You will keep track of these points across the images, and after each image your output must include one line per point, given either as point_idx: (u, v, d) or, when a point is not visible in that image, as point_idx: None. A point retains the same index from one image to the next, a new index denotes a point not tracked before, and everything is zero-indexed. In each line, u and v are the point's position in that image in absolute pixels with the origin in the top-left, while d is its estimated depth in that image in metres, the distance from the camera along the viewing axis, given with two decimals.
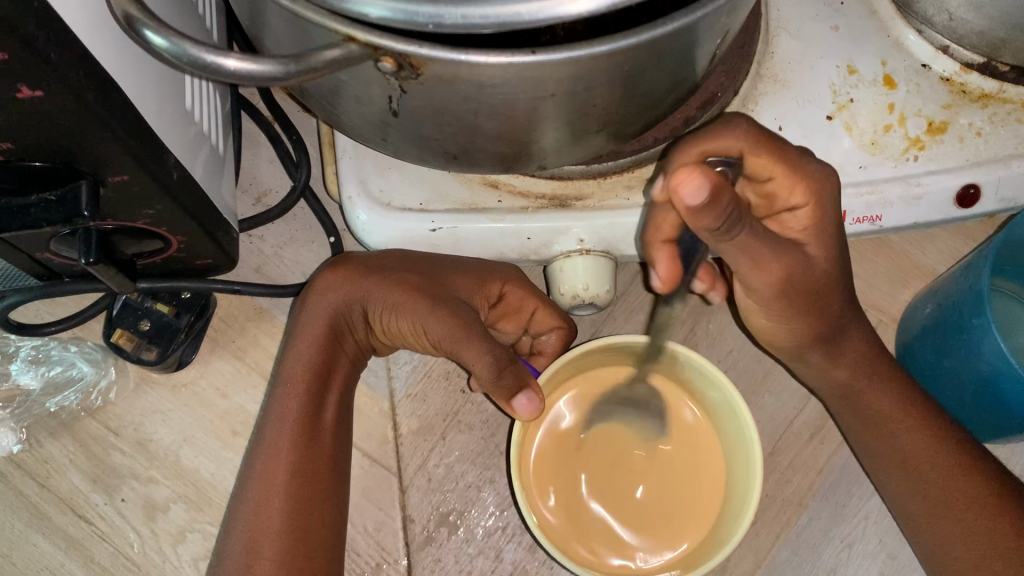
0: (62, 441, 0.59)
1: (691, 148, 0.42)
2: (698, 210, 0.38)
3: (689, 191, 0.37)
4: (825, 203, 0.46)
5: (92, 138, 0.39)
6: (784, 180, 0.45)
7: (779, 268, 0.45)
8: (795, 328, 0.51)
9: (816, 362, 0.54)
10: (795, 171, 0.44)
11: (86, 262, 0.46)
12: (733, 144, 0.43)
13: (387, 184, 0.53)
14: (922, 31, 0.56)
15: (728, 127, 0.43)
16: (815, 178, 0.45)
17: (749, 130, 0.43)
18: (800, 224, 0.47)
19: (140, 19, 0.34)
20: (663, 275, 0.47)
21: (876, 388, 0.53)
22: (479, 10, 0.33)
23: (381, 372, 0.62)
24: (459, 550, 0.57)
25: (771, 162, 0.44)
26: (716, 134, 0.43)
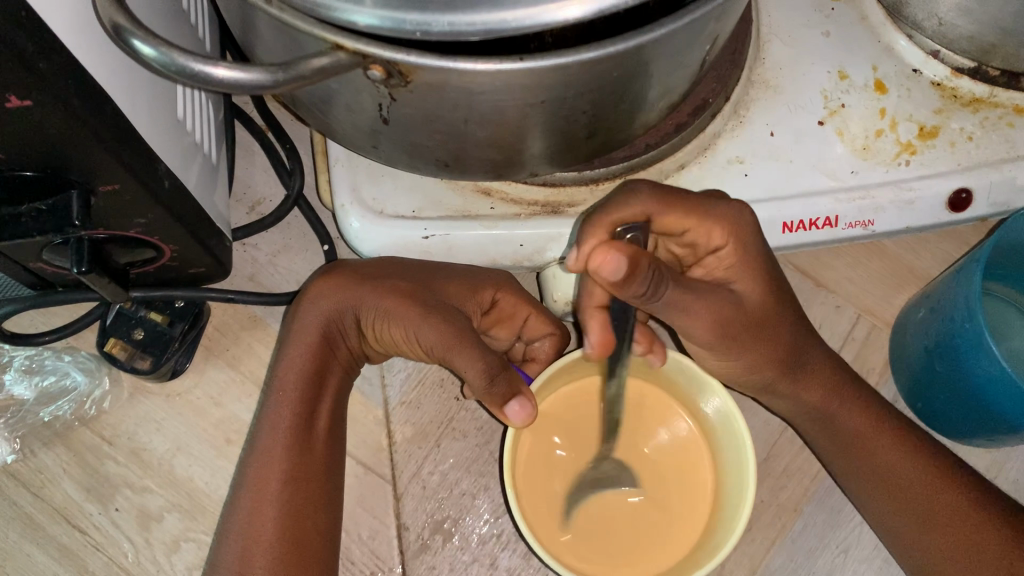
0: (56, 450, 0.59)
1: (601, 221, 0.45)
2: (619, 283, 0.41)
3: (609, 270, 0.41)
4: (746, 243, 0.48)
5: (82, 147, 0.39)
6: (698, 228, 0.47)
7: (712, 311, 0.47)
8: (743, 364, 0.52)
9: (787, 391, 0.53)
10: (706, 215, 0.46)
11: (78, 272, 0.46)
12: (640, 208, 0.45)
13: (380, 193, 0.53)
14: (913, 36, 0.56)
15: (632, 196, 0.46)
16: (729, 217, 0.47)
17: (653, 193, 0.46)
18: (722, 265, 0.49)
19: (128, 29, 0.34)
20: (597, 338, 0.50)
21: (849, 408, 0.54)
22: (466, 17, 0.33)
23: (375, 380, 0.62)
24: (454, 558, 0.57)
25: (683, 215, 0.46)
26: (623, 201, 0.45)
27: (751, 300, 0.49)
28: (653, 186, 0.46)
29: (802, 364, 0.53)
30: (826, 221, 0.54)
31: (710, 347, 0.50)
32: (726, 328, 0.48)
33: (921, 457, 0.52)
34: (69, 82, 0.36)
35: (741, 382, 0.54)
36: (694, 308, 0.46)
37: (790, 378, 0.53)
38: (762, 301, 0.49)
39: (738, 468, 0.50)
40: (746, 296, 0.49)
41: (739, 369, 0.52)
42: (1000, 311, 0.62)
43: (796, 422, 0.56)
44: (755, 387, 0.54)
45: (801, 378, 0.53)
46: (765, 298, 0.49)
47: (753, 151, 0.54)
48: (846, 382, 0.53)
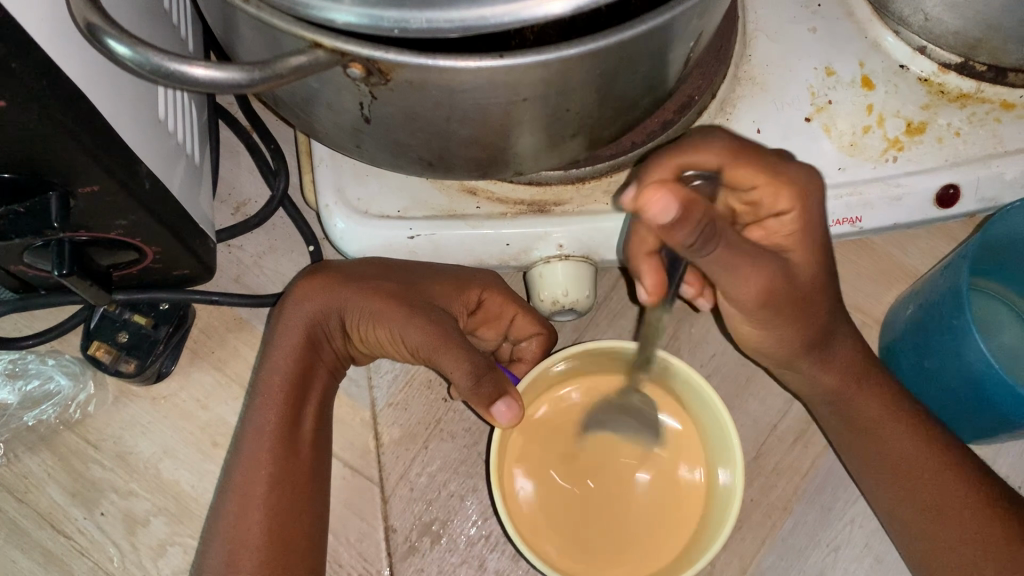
0: (41, 455, 0.58)
1: (670, 160, 0.44)
2: (668, 229, 0.38)
3: (660, 212, 0.37)
4: (812, 208, 0.45)
5: (58, 149, 0.38)
6: (768, 188, 0.45)
7: (761, 277, 0.45)
8: (779, 335, 0.50)
9: (806, 371, 0.53)
10: (775, 175, 0.44)
11: (59, 275, 0.45)
12: (713, 157, 0.44)
13: (365, 193, 0.52)
14: (899, 32, 0.56)
15: (710, 139, 0.44)
16: (802, 183, 0.44)
17: (729, 145, 0.44)
18: (783, 230, 0.46)
19: (102, 28, 0.33)
20: (649, 288, 0.47)
21: (866, 392, 0.53)
22: (444, 14, 0.33)
23: (362, 381, 0.61)
24: (443, 560, 0.57)
25: (755, 171, 0.44)
26: (699, 145, 0.44)
27: (801, 272, 0.47)
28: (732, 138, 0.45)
29: (827, 346, 0.52)
30: None
31: (750, 315, 0.49)
32: (770, 297, 0.46)
33: (935, 445, 0.52)
34: (43, 82, 0.35)
35: (769, 359, 0.54)
36: (748, 272, 0.44)
37: (813, 360, 0.52)
38: (810, 276, 0.47)
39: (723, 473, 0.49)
40: (798, 267, 0.47)
41: (772, 344, 0.52)
42: (988, 307, 0.62)
43: (811, 404, 0.56)
44: (778, 362, 0.54)
45: (824, 359, 0.52)
46: (811, 269, 0.47)
47: None
48: (839, 383, 0.53)
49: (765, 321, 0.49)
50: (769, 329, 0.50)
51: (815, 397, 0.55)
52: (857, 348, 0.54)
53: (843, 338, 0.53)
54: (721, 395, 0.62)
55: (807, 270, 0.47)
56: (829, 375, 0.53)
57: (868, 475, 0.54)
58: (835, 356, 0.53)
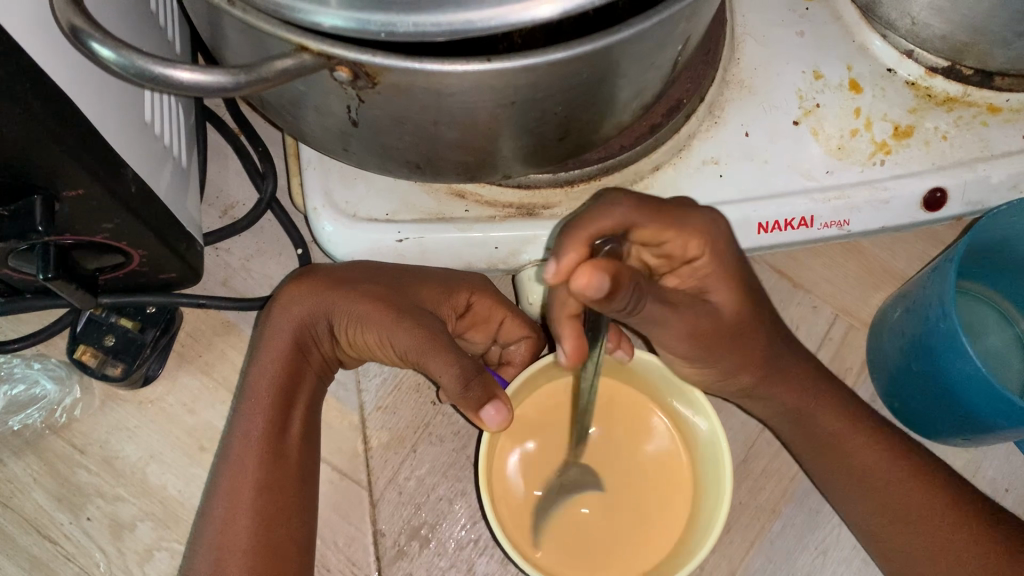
0: (26, 460, 0.58)
1: (580, 231, 0.40)
2: (603, 303, 0.37)
3: (594, 291, 0.36)
4: (721, 249, 0.46)
5: (45, 149, 0.38)
6: (677, 239, 0.45)
7: (689, 321, 0.46)
8: (725, 366, 0.51)
9: (762, 394, 0.54)
10: (678, 228, 0.44)
11: (44, 278, 0.45)
12: (618, 218, 0.41)
13: (353, 196, 0.52)
14: (887, 36, 0.56)
15: (612, 205, 0.41)
16: (706, 228, 0.45)
17: (634, 204, 0.42)
18: (697, 274, 0.47)
19: (86, 31, 0.33)
20: (570, 351, 0.46)
21: (826, 409, 0.53)
22: (431, 18, 0.33)
23: (350, 385, 0.61)
24: (431, 564, 0.57)
25: (658, 227, 0.43)
26: (601, 213, 0.41)
27: (727, 311, 0.47)
28: (632, 199, 0.42)
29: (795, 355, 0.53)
30: (802, 221, 0.54)
31: (686, 355, 0.49)
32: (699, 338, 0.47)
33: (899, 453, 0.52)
34: (28, 85, 0.35)
35: (720, 388, 0.54)
36: (671, 320, 0.45)
37: (767, 381, 0.53)
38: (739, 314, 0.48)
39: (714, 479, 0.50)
40: (722, 307, 0.47)
41: (717, 376, 0.52)
42: (975, 310, 0.63)
43: (775, 427, 0.57)
44: (738, 390, 0.54)
45: (778, 378, 0.53)
46: (741, 307, 0.48)
47: (728, 151, 0.53)
48: (805, 395, 0.54)
49: (699, 357, 0.50)
50: (713, 363, 0.50)
51: (772, 413, 0.55)
52: (814, 366, 0.54)
53: (798, 361, 0.54)
54: (709, 397, 0.62)
55: (737, 312, 0.48)
56: (786, 392, 0.53)
57: (834, 487, 0.54)
58: (792, 373, 0.53)
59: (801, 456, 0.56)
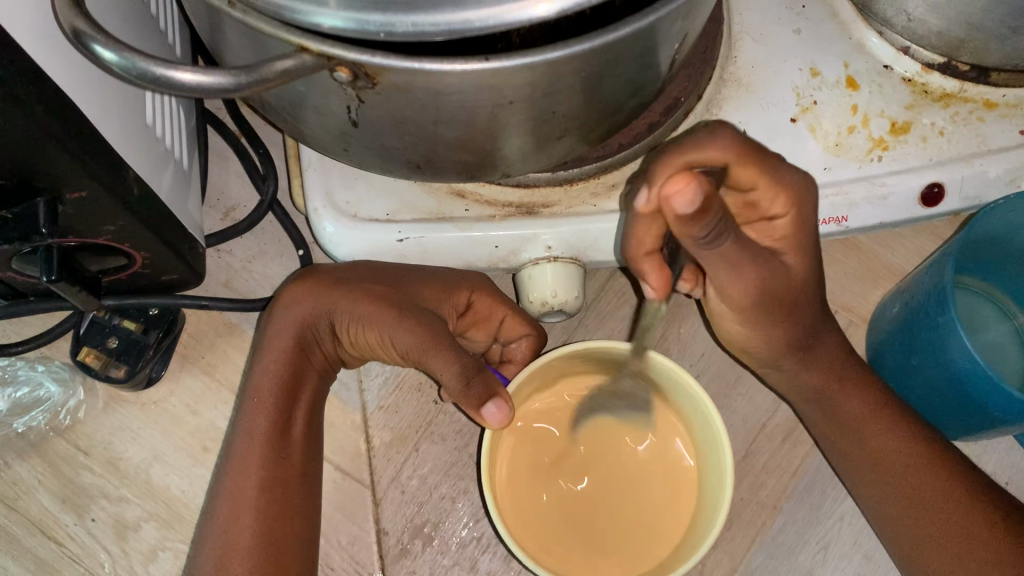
0: (31, 462, 0.58)
1: (676, 159, 0.40)
2: (689, 217, 0.37)
3: (684, 201, 0.37)
4: (805, 212, 0.45)
5: (44, 152, 0.38)
6: (766, 192, 0.44)
7: (757, 275, 0.46)
8: (771, 334, 0.52)
9: (791, 368, 0.54)
10: (778, 179, 0.43)
11: (47, 280, 0.45)
12: (717, 153, 0.40)
13: (354, 196, 0.52)
14: (883, 33, 0.56)
15: (714, 137, 0.40)
16: (799, 190, 0.44)
17: (736, 140, 0.41)
18: (779, 232, 0.47)
19: (88, 34, 0.33)
20: (656, 286, 0.48)
21: (848, 389, 0.54)
22: (429, 18, 0.33)
23: (353, 384, 0.61)
24: (434, 562, 0.57)
25: (757, 171, 0.42)
26: (701, 144, 0.40)
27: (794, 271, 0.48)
28: (735, 133, 0.41)
29: (812, 344, 0.53)
30: None
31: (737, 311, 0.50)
32: (765, 294, 0.48)
33: (917, 439, 0.53)
34: (27, 89, 0.36)
35: (756, 357, 0.55)
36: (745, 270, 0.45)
37: (794, 359, 0.53)
38: (800, 273, 0.49)
39: (717, 490, 0.50)
40: (790, 267, 0.48)
41: (763, 345, 0.53)
42: (973, 304, 0.63)
43: (795, 404, 0.57)
44: (764, 362, 0.55)
45: (806, 359, 0.53)
46: (805, 272, 0.49)
47: None
48: (823, 380, 0.54)
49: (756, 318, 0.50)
50: (758, 329, 0.51)
51: (799, 394, 0.56)
52: (841, 345, 0.55)
53: (829, 340, 0.54)
54: (710, 394, 0.62)
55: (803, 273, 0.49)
56: (812, 372, 0.54)
57: (852, 472, 0.55)
58: (817, 357, 0.54)
59: (823, 438, 0.56)
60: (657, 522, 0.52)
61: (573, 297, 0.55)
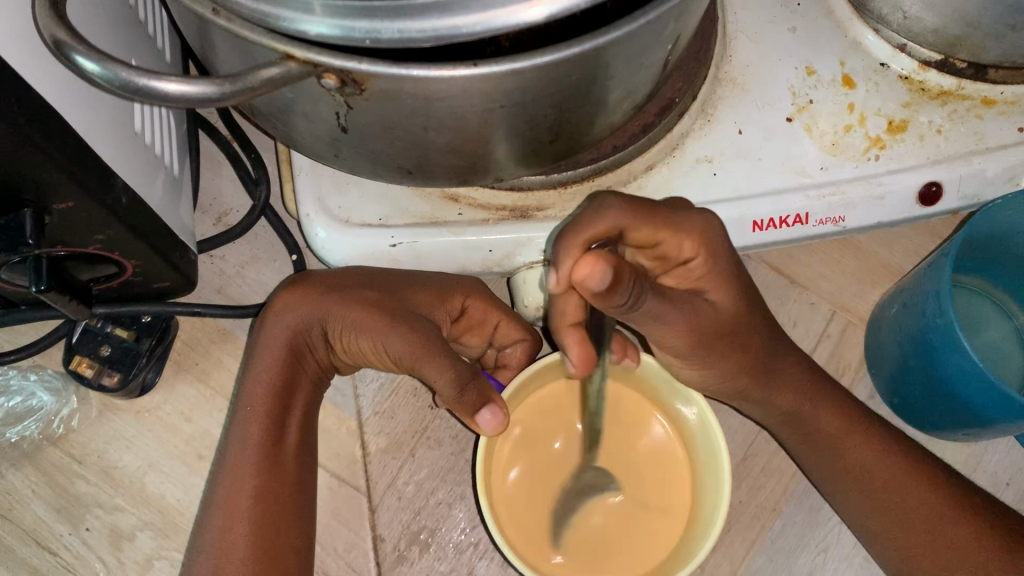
0: (24, 472, 0.58)
1: (574, 238, 0.42)
2: (605, 295, 0.38)
3: (596, 282, 0.37)
4: (716, 247, 0.46)
5: (30, 163, 0.38)
6: (671, 240, 0.44)
7: (686, 322, 0.46)
8: (717, 370, 0.51)
9: (758, 396, 0.53)
10: (676, 227, 0.44)
11: (36, 290, 0.45)
12: (612, 223, 0.41)
13: (346, 201, 0.52)
14: (879, 30, 0.55)
15: (603, 208, 0.42)
16: (699, 226, 0.45)
17: (626, 204, 0.42)
18: (694, 274, 0.47)
19: (69, 44, 0.33)
20: (579, 362, 0.48)
21: (820, 410, 0.53)
22: (416, 24, 0.33)
23: (347, 390, 0.61)
24: (431, 568, 0.57)
25: (651, 228, 0.43)
26: (596, 217, 0.42)
27: (723, 308, 0.48)
28: (623, 199, 0.43)
29: (771, 372, 0.52)
30: (796, 218, 0.54)
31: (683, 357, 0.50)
32: (699, 336, 0.47)
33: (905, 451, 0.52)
34: (11, 99, 0.35)
35: (717, 390, 0.54)
36: (671, 318, 0.45)
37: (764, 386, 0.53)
38: (734, 312, 0.48)
39: (714, 494, 0.49)
40: (721, 305, 0.48)
41: (716, 378, 0.52)
42: (973, 303, 0.63)
43: (772, 428, 0.56)
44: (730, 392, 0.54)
45: (769, 388, 0.53)
46: (737, 309, 0.48)
47: (721, 149, 0.53)
48: (794, 402, 0.53)
49: (702, 360, 0.50)
50: (709, 366, 0.51)
51: (770, 418, 0.55)
52: (803, 368, 0.54)
53: (797, 364, 0.54)
54: (707, 397, 0.62)
55: (733, 306, 0.48)
56: (782, 396, 0.53)
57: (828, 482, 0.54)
58: (784, 380, 0.53)
59: (799, 455, 0.55)
60: (654, 528, 0.52)
61: None
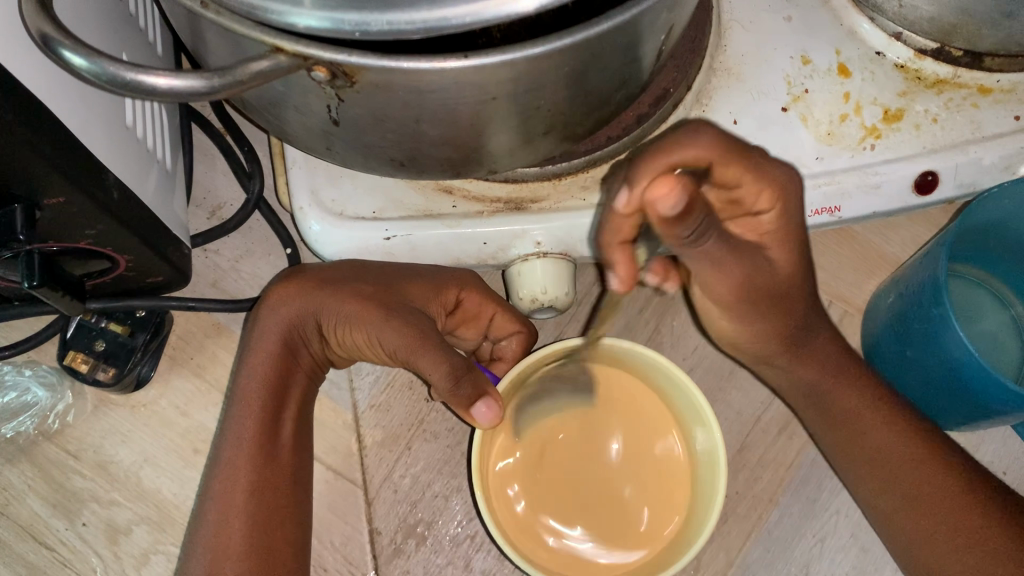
0: (20, 467, 0.57)
1: (657, 160, 0.38)
2: (674, 220, 0.37)
3: (666, 207, 0.36)
4: (789, 206, 0.44)
5: (18, 159, 0.38)
6: (751, 185, 0.42)
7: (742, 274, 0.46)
8: (758, 331, 0.52)
9: (781, 364, 0.54)
10: (759, 175, 0.42)
11: (29, 286, 0.45)
12: (703, 149, 0.39)
13: (339, 194, 0.52)
14: (875, 19, 0.55)
15: (695, 136, 0.39)
16: (780, 182, 0.43)
17: (720, 141, 0.40)
18: (762, 229, 0.46)
19: (56, 39, 0.33)
20: (621, 277, 0.44)
21: (844, 386, 0.53)
22: (405, 16, 0.32)
23: (343, 384, 0.61)
24: (428, 561, 0.57)
25: (740, 168, 0.41)
26: (679, 144, 0.39)
27: (782, 267, 0.48)
28: (717, 131, 0.40)
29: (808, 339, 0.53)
30: None
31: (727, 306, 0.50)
32: (751, 291, 0.48)
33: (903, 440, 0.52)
34: None
35: (748, 352, 0.55)
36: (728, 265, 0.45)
37: (789, 356, 0.53)
38: (791, 269, 0.48)
39: (710, 483, 0.49)
40: (778, 261, 0.47)
41: (749, 337, 0.53)
42: (969, 292, 0.63)
43: (791, 399, 0.57)
44: (756, 358, 0.55)
45: (805, 355, 0.53)
46: (794, 268, 0.48)
47: None
48: (819, 376, 0.54)
49: (744, 313, 0.50)
50: (750, 323, 0.51)
51: (794, 390, 0.56)
52: (835, 344, 0.54)
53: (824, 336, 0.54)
54: (703, 389, 0.62)
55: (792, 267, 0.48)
56: (809, 368, 0.54)
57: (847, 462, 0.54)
58: (813, 350, 0.53)
59: (822, 439, 0.56)
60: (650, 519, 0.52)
61: (563, 293, 0.55)
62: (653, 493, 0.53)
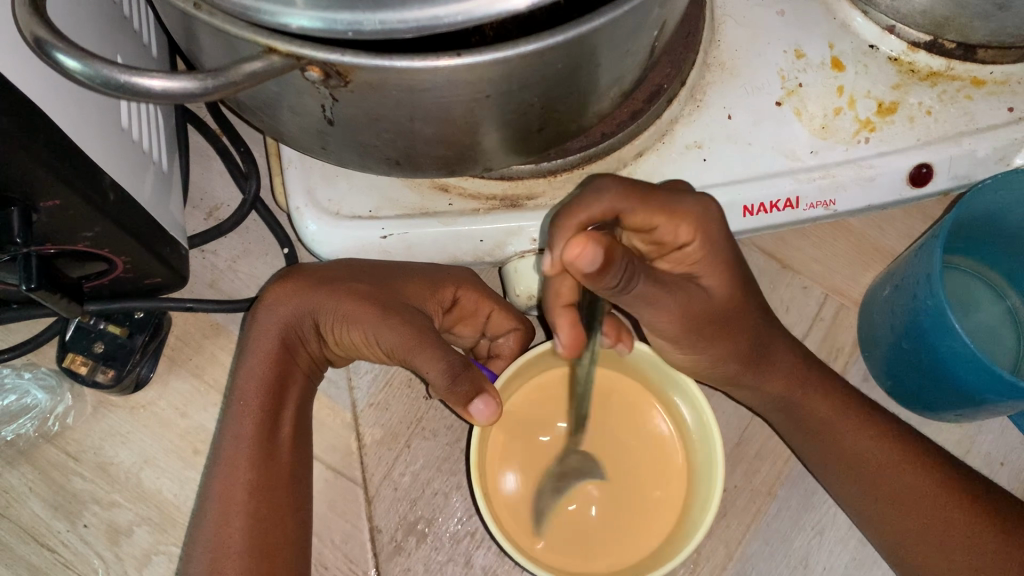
0: (21, 470, 0.58)
1: (569, 222, 0.42)
2: (594, 276, 0.38)
3: (585, 264, 0.37)
4: (712, 236, 0.46)
5: (16, 164, 0.38)
6: (668, 225, 0.44)
7: (678, 305, 0.46)
8: (711, 351, 0.51)
9: (749, 381, 0.54)
10: (673, 213, 0.44)
11: (26, 288, 0.45)
12: (607, 205, 0.42)
13: (336, 194, 0.52)
14: (867, 12, 0.55)
15: (601, 189, 0.42)
16: (695, 215, 0.45)
17: (621, 188, 0.43)
18: (690, 260, 0.47)
19: (50, 42, 0.33)
20: (569, 340, 0.48)
21: (810, 397, 0.54)
22: (398, 15, 0.33)
23: (342, 383, 0.61)
24: (429, 558, 0.57)
25: (648, 212, 0.43)
26: (591, 199, 0.42)
27: (718, 294, 0.48)
28: (618, 180, 0.43)
29: (764, 353, 0.53)
30: (786, 203, 0.54)
31: (673, 339, 0.50)
32: (691, 319, 0.48)
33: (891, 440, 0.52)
34: None
35: (708, 373, 0.55)
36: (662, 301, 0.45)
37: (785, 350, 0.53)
38: (726, 297, 0.48)
39: (709, 475, 0.49)
40: (714, 291, 0.48)
41: (704, 363, 0.52)
42: (965, 284, 0.63)
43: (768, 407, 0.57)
44: (724, 378, 0.55)
45: (767, 366, 0.53)
46: (730, 293, 0.48)
47: (710, 134, 0.53)
48: (785, 388, 0.54)
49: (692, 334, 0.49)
50: (704, 344, 0.51)
51: (763, 406, 0.56)
52: (796, 352, 0.54)
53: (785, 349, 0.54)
54: (700, 384, 0.62)
55: (727, 292, 0.48)
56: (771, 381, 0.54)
57: (824, 471, 0.55)
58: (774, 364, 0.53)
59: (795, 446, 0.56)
60: (650, 514, 0.52)
61: None
62: (652, 488, 0.53)
